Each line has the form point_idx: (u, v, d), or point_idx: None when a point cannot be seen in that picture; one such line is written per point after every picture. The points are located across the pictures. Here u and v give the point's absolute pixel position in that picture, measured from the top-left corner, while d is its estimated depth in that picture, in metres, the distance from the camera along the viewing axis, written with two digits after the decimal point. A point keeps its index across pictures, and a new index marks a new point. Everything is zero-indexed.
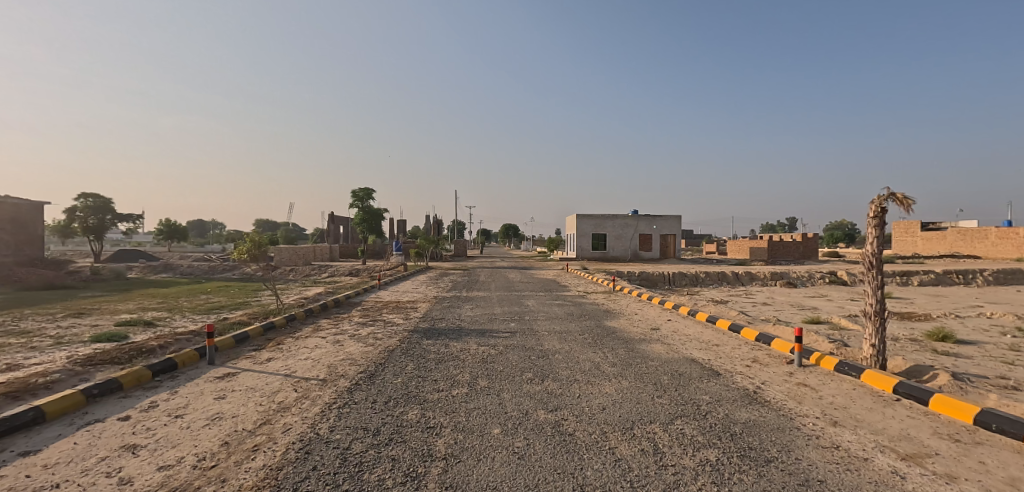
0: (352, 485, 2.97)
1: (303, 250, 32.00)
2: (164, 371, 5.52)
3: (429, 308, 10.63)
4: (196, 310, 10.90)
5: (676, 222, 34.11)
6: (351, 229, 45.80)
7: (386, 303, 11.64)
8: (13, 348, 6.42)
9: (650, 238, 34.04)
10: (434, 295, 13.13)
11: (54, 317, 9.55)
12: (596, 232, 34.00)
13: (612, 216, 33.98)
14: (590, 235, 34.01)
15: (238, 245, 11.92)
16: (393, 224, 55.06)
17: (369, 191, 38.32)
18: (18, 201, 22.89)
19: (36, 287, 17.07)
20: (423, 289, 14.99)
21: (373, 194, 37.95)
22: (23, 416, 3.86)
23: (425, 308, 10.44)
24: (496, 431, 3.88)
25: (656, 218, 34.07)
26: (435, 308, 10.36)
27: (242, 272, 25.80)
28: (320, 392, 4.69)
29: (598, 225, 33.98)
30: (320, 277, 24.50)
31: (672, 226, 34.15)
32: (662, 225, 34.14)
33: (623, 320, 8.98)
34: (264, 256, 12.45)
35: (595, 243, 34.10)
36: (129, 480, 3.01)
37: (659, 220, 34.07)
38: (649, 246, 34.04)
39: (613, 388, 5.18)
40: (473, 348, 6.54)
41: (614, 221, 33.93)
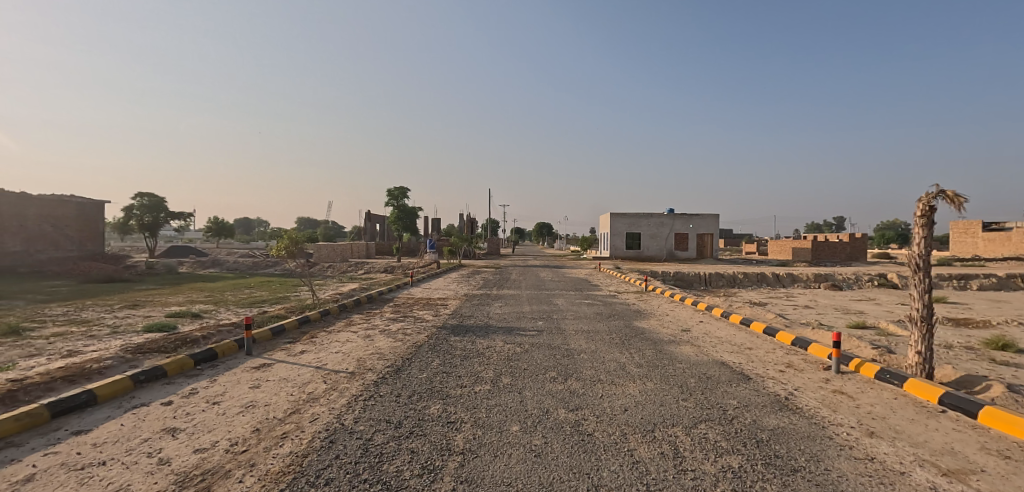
0: (371, 475, 3.07)
1: (341, 248, 33.06)
2: (206, 360, 5.86)
3: (459, 305, 10.78)
4: (239, 303, 11.50)
5: (714, 221, 32.99)
6: (387, 228, 46.92)
7: (417, 300, 11.86)
8: (75, 336, 7.00)
9: (686, 237, 33.21)
10: (465, 293, 13.30)
11: (111, 308, 10.26)
12: (630, 231, 33.43)
13: (647, 215, 33.27)
14: (624, 234, 33.46)
15: (277, 242, 12.38)
16: (427, 224, 56.06)
17: (403, 190, 39.08)
18: (81, 200, 24.69)
19: (100, 280, 18.47)
20: (455, 287, 15.20)
21: (409, 193, 38.68)
22: (78, 398, 4.22)
23: (455, 306, 10.57)
24: (515, 428, 3.90)
25: (693, 217, 33.17)
26: (464, 305, 10.49)
27: (282, 268, 26.92)
28: (348, 385, 4.85)
29: (633, 224, 33.39)
30: (356, 273, 25.31)
31: (709, 225, 33.13)
32: (698, 224, 33.20)
33: (653, 321, 8.80)
34: (303, 252, 12.98)
35: (629, 242, 33.51)
36: (167, 461, 3.23)
37: (695, 220, 33.15)
38: (685, 246, 33.18)
39: (636, 389, 5.08)
40: (498, 346, 6.58)
41: (648, 220, 33.23)
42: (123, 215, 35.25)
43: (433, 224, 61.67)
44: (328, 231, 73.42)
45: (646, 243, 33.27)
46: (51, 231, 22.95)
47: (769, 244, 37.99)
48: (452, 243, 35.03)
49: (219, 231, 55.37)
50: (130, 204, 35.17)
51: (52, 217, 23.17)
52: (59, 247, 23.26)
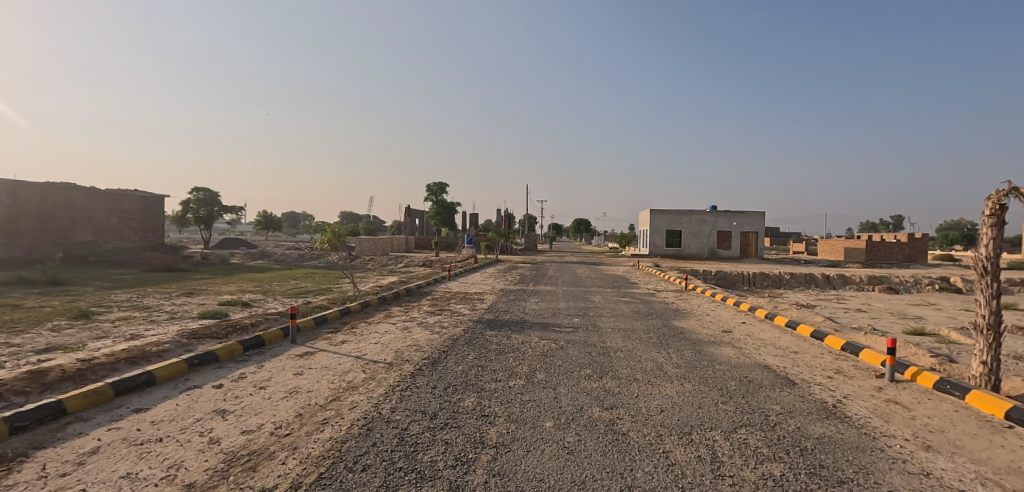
0: (407, 464, 3.16)
1: (382, 241, 33.97)
2: (254, 346, 6.18)
3: (494, 299, 10.86)
4: (285, 294, 12.05)
5: (760, 219, 31.62)
6: (425, 223, 47.83)
7: (454, 294, 12.03)
8: (139, 320, 7.56)
9: (729, 235, 32.01)
10: (501, 288, 13.38)
11: (170, 296, 11.00)
12: (670, 229, 32.55)
13: (689, 212, 32.27)
14: (664, 231, 32.61)
15: (321, 235, 12.87)
16: (464, 219, 56.77)
17: (443, 186, 39.70)
18: (145, 195, 26.53)
19: (161, 269, 19.81)
20: (491, 282, 15.33)
21: (447, 188, 39.20)
22: (138, 378, 4.56)
23: (491, 300, 10.65)
24: (548, 425, 3.89)
25: (737, 215, 31.91)
26: (500, 300, 10.56)
27: (325, 260, 28.01)
28: (385, 375, 4.98)
29: (674, 221, 32.48)
30: (395, 267, 26.00)
31: (754, 223, 31.78)
32: (743, 222, 31.90)
33: (692, 321, 8.54)
34: (345, 245, 13.44)
35: (669, 239, 32.66)
36: (217, 441, 3.43)
37: (739, 217, 31.88)
38: (728, 245, 31.99)
39: (674, 390, 4.95)
40: (533, 341, 6.57)
41: (689, 217, 32.24)
42: (182, 209, 37.64)
43: (471, 219, 62.33)
44: (369, 225, 75.47)
45: (686, 240, 32.30)
46: (118, 223, 24.79)
47: (819, 243, 36.03)
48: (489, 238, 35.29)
49: (268, 224, 58.11)
50: (188, 198, 37.53)
51: (119, 210, 25.05)
52: (125, 238, 25.12)
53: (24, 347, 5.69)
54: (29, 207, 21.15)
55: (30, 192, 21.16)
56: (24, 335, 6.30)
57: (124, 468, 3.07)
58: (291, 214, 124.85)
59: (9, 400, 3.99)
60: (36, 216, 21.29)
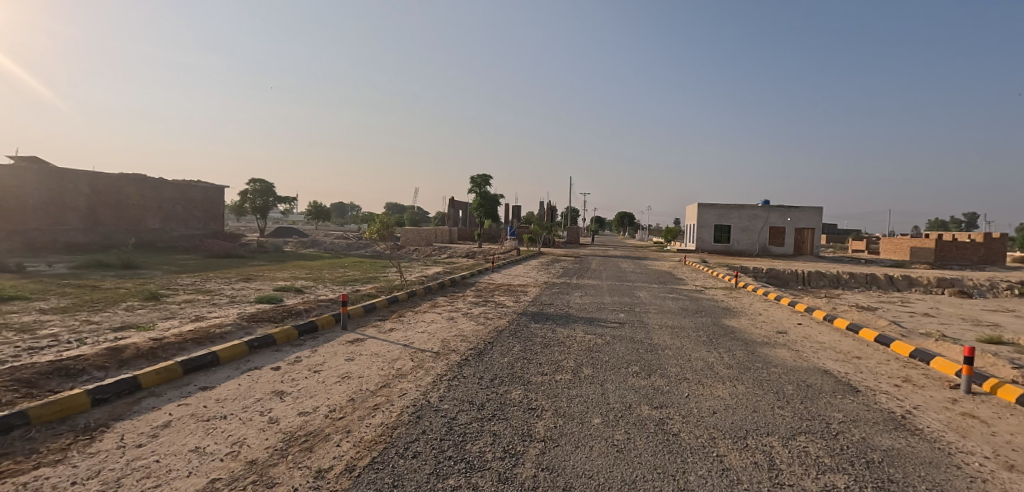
0: (456, 453, 3.17)
1: (425, 232, 34.65)
2: (308, 331, 6.43)
3: (538, 292, 10.81)
4: (335, 281, 12.51)
5: (816, 215, 29.91)
6: (467, 215, 48.39)
7: (498, 286, 12.06)
8: (203, 303, 8.05)
9: (783, 232, 30.45)
10: (544, 280, 13.33)
11: (230, 280, 11.66)
12: (718, 224, 31.33)
13: (739, 207, 30.91)
14: (712, 226, 31.43)
15: (370, 225, 13.24)
16: (507, 211, 56.93)
17: (487, 178, 39.86)
18: (208, 186, 28.21)
19: (221, 256, 21.05)
20: (534, 274, 15.31)
21: (491, 181, 39.37)
22: (204, 358, 4.83)
23: (534, 293, 10.61)
24: (597, 421, 3.80)
25: (791, 210, 30.28)
26: (544, 293, 10.49)
27: (371, 250, 28.90)
28: (432, 364, 5.03)
29: (723, 215, 31.22)
30: (439, 257, 26.48)
31: (810, 219, 30.07)
32: (797, 218, 30.25)
33: (745, 320, 8.17)
34: (392, 236, 13.76)
35: (716, 235, 31.45)
36: (276, 420, 3.57)
37: (794, 212, 30.24)
38: (780, 241, 30.48)
39: (726, 391, 4.74)
40: (579, 336, 6.48)
41: (740, 211, 30.87)
42: (240, 199, 39.82)
43: (513, 211, 62.55)
44: (413, 216, 77.17)
45: (736, 236, 31.00)
46: (183, 212, 26.52)
47: (881, 241, 33.69)
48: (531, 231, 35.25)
49: (318, 214, 60.56)
50: (246, 189, 39.65)
51: (184, 199, 26.77)
52: (189, 225, 26.86)
53: (103, 325, 6.19)
54: (106, 196, 22.94)
55: (107, 182, 22.91)
56: (103, 314, 6.84)
57: (193, 442, 3.25)
58: (337, 205, 129.45)
59: (91, 374, 4.34)
60: (112, 205, 23.10)
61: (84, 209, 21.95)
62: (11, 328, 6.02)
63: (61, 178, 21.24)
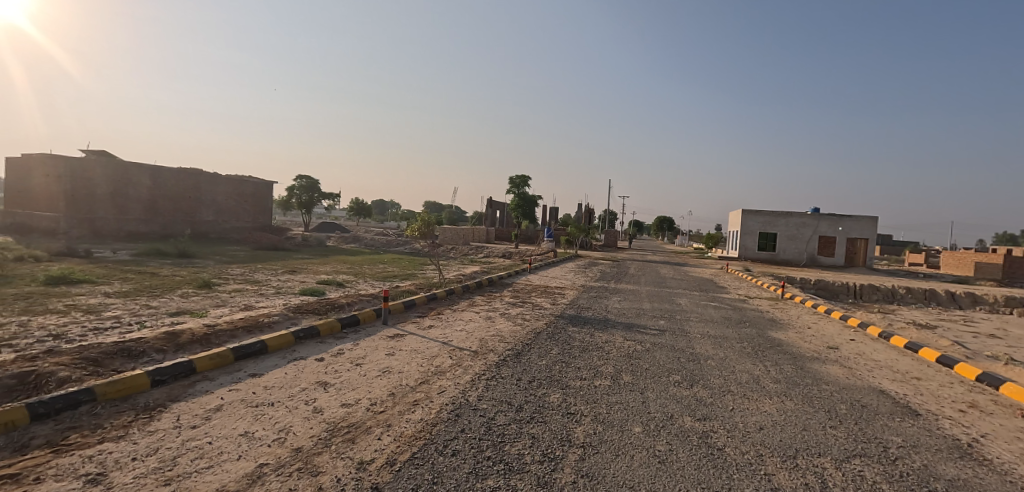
0: (495, 454, 3.15)
1: (462, 231, 35.05)
2: (350, 324, 6.59)
3: (576, 295, 10.70)
4: (375, 276, 12.82)
5: (871, 224, 28.31)
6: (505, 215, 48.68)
7: (535, 287, 12.01)
8: (251, 293, 8.41)
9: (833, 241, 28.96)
10: (582, 284, 13.20)
11: (277, 272, 12.16)
12: (764, 231, 30.19)
13: (786, 214, 29.65)
14: (757, 233, 30.34)
15: (411, 223, 13.50)
16: (544, 212, 56.85)
17: (525, 179, 39.87)
18: (258, 182, 29.38)
19: (268, 248, 21.97)
20: (571, 277, 15.18)
21: (529, 182, 39.34)
22: (254, 346, 5.03)
23: (572, 296, 10.51)
24: (637, 430, 3.70)
25: (843, 219, 28.78)
26: (582, 297, 10.37)
27: (409, 247, 29.49)
28: (471, 363, 5.04)
29: (769, 222, 30.05)
30: (476, 256, 26.71)
31: (864, 229, 28.50)
32: (849, 227, 28.72)
33: (793, 333, 7.80)
34: (431, 234, 13.96)
35: (761, 243, 30.28)
36: (321, 410, 3.67)
37: (846, 222, 28.73)
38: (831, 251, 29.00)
39: (773, 407, 4.52)
40: (618, 341, 6.35)
41: (787, 219, 29.61)
42: (288, 194, 41.56)
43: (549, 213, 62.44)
44: (451, 214, 78.24)
45: (782, 245, 29.74)
46: (234, 206, 27.88)
47: (942, 255, 31.45)
48: (568, 234, 35.05)
49: (359, 211, 62.05)
50: (294, 184, 41.30)
51: (235, 193, 28.10)
52: (239, 218, 28.19)
53: (161, 310, 6.56)
54: (165, 188, 24.40)
55: (167, 176, 24.38)
56: (161, 299, 7.27)
57: (243, 426, 3.38)
58: (378, 202, 133.10)
59: (151, 356, 4.60)
60: (171, 197, 24.56)
61: (146, 201, 23.44)
62: (80, 309, 6.47)
63: (126, 171, 22.74)
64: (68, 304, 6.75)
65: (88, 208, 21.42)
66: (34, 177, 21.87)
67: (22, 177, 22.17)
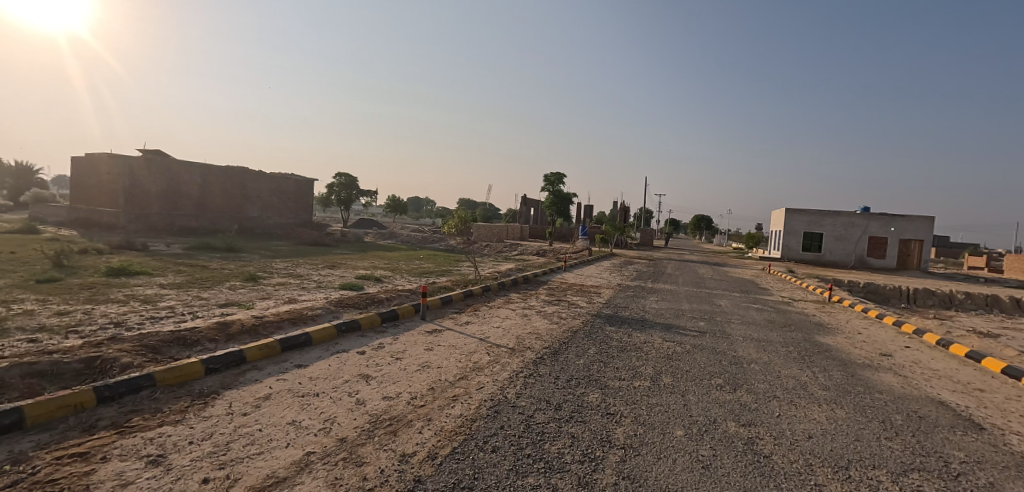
0: (535, 452, 3.14)
1: (495, 229, 35.24)
2: (390, 319, 6.74)
3: (612, 294, 10.57)
4: (412, 272, 13.06)
5: (928, 225, 26.69)
6: (539, 212, 48.71)
7: (570, 286, 11.93)
8: (295, 286, 8.72)
9: (884, 242, 27.47)
10: (617, 283, 13.04)
11: (318, 266, 12.58)
12: (809, 231, 29.01)
13: (833, 213, 28.36)
14: (801, 233, 29.19)
15: (448, 221, 13.68)
16: (579, 209, 56.66)
17: (560, 177, 39.71)
18: (300, 179, 30.23)
19: (309, 244, 22.73)
20: (607, 275, 15.02)
21: (564, 180, 39.05)
22: (299, 338, 5.21)
23: (608, 295, 10.39)
24: (679, 433, 3.61)
25: (895, 219, 27.25)
26: (618, 296, 10.23)
27: (443, 243, 29.91)
28: (508, 360, 5.05)
29: (815, 222, 28.85)
30: (510, 254, 26.79)
31: (919, 230, 26.90)
32: (903, 228, 27.16)
33: (843, 339, 7.44)
34: (467, 231, 14.09)
35: (805, 243, 29.18)
36: (364, 402, 3.75)
37: (898, 222, 27.19)
38: (881, 253, 27.53)
39: (822, 415, 4.33)
40: (656, 342, 6.23)
41: (834, 218, 28.33)
42: (328, 191, 42.97)
43: (584, 210, 62.00)
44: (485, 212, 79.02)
45: (827, 245, 28.46)
46: (278, 202, 28.99)
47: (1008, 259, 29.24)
48: (603, 232, 34.69)
49: (396, 208, 63.37)
50: (334, 182, 42.63)
51: (279, 190, 29.11)
52: (281, 214, 29.31)
53: (211, 301, 6.89)
54: (214, 186, 25.62)
55: (216, 174, 25.59)
56: (212, 291, 7.64)
57: (291, 415, 3.50)
58: (412, 199, 135.66)
59: (204, 345, 4.83)
60: (219, 194, 25.81)
61: (196, 197, 24.70)
62: (138, 299, 6.87)
63: (179, 169, 24.01)
64: (127, 294, 7.18)
65: (145, 204, 22.76)
66: (98, 176, 23.44)
67: (87, 176, 23.81)
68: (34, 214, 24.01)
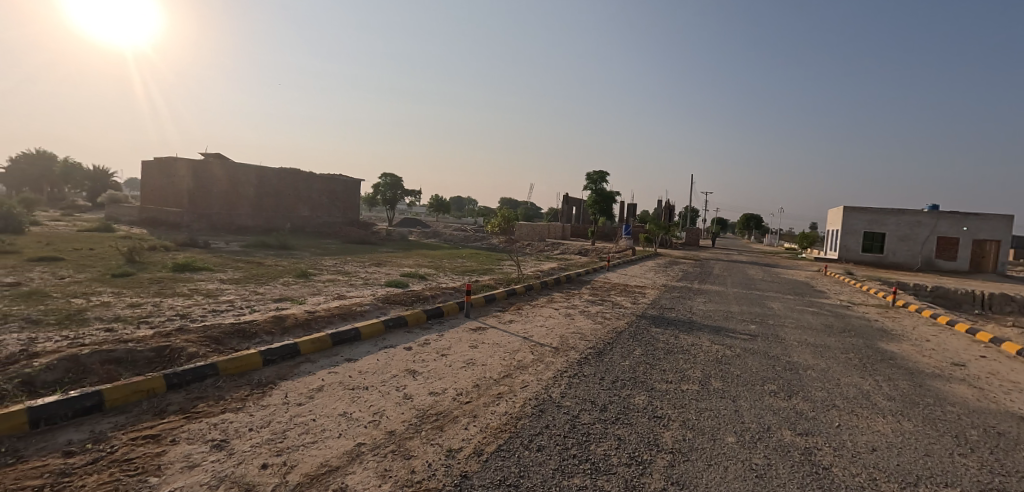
0: (581, 452, 3.12)
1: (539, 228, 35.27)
2: (435, 316, 6.88)
3: (657, 295, 10.34)
4: (455, 270, 13.29)
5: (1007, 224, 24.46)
6: (581, 210, 48.34)
7: (613, 285, 11.75)
8: (343, 283, 9.07)
9: (955, 243, 25.40)
10: (662, 283, 12.75)
11: (365, 264, 13.02)
12: (869, 230, 27.29)
13: (897, 212, 26.53)
14: (860, 233, 27.49)
15: None
16: (621, 208, 55.77)
17: (603, 174, 39.19)
18: (348, 180, 31.37)
19: (356, 242, 23.57)
20: (651, 275, 14.72)
21: (607, 178, 38.44)
22: (350, 332, 5.42)
23: (653, 295, 10.17)
24: (731, 440, 3.49)
25: (969, 217, 25.14)
26: (664, 297, 9.99)
27: (483, 241, 30.24)
28: (552, 360, 5.04)
29: (876, 221, 27.11)
30: (551, 253, 26.76)
31: (997, 229, 24.68)
32: (977, 227, 25.02)
33: (911, 346, 6.94)
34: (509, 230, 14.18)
35: (865, 244, 27.41)
36: (411, 397, 3.85)
37: (972, 221, 25.08)
38: (952, 254, 25.46)
39: (888, 427, 4.05)
40: (705, 345, 6.04)
41: (898, 217, 26.51)
42: (374, 192, 44.41)
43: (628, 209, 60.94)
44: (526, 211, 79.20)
45: (890, 246, 26.63)
46: (327, 202, 30.22)
47: None
48: (648, 231, 33.95)
49: (439, 207, 64.60)
50: (379, 183, 43.97)
51: (328, 190, 30.34)
52: (330, 213, 30.53)
53: (267, 296, 7.28)
54: (269, 186, 27.00)
55: (271, 174, 26.95)
56: (267, 286, 8.07)
57: (342, 407, 3.64)
58: (452, 199, 137.88)
59: (261, 337, 5.12)
60: (273, 194, 27.18)
61: (252, 197, 26.11)
62: (201, 293, 7.35)
63: (238, 171, 25.44)
64: (191, 288, 7.70)
65: (207, 203, 24.28)
66: (165, 178, 25.22)
67: (156, 178, 25.66)
68: (109, 214, 26.10)
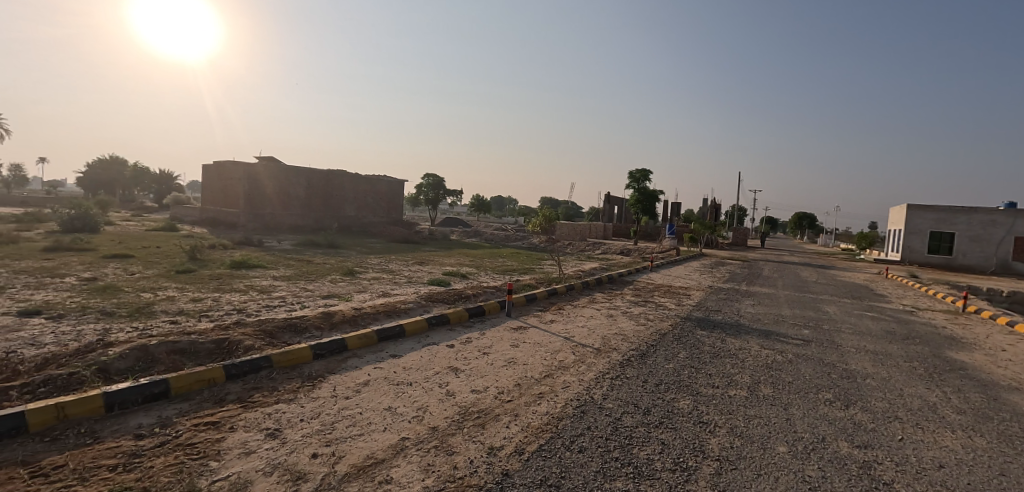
0: (623, 456, 3.08)
1: (578, 228, 34.98)
2: (476, 315, 6.98)
3: (703, 296, 10.02)
4: (495, 270, 13.40)
5: None
6: (622, 209, 47.50)
7: (657, 287, 11.49)
8: (387, 281, 9.36)
9: None
10: (709, 284, 12.35)
11: (408, 263, 13.36)
12: (936, 230, 25.29)
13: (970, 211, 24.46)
14: (926, 233, 25.54)
15: (533, 219, 13.82)
16: (665, 206, 54.37)
17: (646, 173, 38.43)
18: (391, 180, 32.31)
19: (399, 241, 24.22)
20: (696, 276, 14.29)
21: (649, 176, 37.59)
22: (395, 329, 5.59)
23: (699, 297, 9.87)
24: (782, 450, 3.34)
25: None
26: (710, 298, 9.67)
27: (522, 241, 30.33)
28: (594, 361, 4.99)
29: (944, 220, 25.10)
30: (593, 253, 26.47)
31: None
32: None
33: (990, 356, 6.38)
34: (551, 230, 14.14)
35: (932, 245, 25.43)
36: (453, 394, 3.93)
37: None
38: None
39: (960, 442, 3.76)
40: (754, 349, 5.80)
41: (971, 216, 24.45)
42: (416, 192, 45.48)
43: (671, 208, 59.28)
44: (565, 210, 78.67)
45: (961, 247, 24.58)
46: (370, 202, 31.21)
47: None
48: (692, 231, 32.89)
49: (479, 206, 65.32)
50: (422, 183, 44.98)
51: (372, 191, 31.34)
52: (374, 213, 31.51)
53: (315, 292, 7.63)
54: (317, 187, 28.21)
55: (319, 176, 28.16)
56: (316, 283, 8.45)
57: (388, 401, 3.76)
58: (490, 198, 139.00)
59: (312, 332, 5.36)
60: (321, 195, 28.38)
61: (302, 198, 27.36)
62: (256, 289, 7.80)
63: (289, 173, 26.75)
64: (247, 284, 8.18)
65: (261, 204, 25.66)
66: (223, 181, 26.85)
67: (215, 180, 27.35)
68: (173, 214, 28.07)
